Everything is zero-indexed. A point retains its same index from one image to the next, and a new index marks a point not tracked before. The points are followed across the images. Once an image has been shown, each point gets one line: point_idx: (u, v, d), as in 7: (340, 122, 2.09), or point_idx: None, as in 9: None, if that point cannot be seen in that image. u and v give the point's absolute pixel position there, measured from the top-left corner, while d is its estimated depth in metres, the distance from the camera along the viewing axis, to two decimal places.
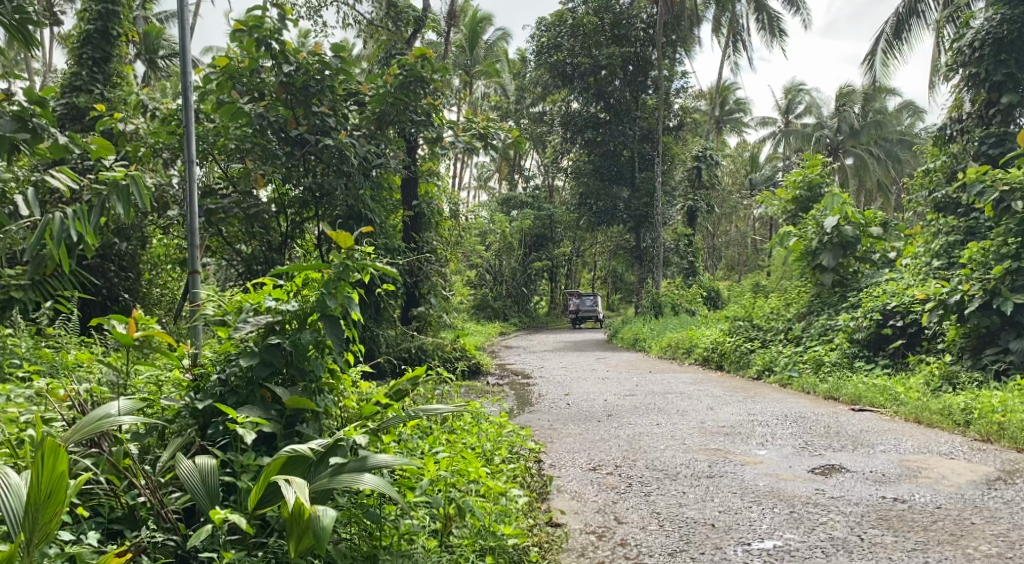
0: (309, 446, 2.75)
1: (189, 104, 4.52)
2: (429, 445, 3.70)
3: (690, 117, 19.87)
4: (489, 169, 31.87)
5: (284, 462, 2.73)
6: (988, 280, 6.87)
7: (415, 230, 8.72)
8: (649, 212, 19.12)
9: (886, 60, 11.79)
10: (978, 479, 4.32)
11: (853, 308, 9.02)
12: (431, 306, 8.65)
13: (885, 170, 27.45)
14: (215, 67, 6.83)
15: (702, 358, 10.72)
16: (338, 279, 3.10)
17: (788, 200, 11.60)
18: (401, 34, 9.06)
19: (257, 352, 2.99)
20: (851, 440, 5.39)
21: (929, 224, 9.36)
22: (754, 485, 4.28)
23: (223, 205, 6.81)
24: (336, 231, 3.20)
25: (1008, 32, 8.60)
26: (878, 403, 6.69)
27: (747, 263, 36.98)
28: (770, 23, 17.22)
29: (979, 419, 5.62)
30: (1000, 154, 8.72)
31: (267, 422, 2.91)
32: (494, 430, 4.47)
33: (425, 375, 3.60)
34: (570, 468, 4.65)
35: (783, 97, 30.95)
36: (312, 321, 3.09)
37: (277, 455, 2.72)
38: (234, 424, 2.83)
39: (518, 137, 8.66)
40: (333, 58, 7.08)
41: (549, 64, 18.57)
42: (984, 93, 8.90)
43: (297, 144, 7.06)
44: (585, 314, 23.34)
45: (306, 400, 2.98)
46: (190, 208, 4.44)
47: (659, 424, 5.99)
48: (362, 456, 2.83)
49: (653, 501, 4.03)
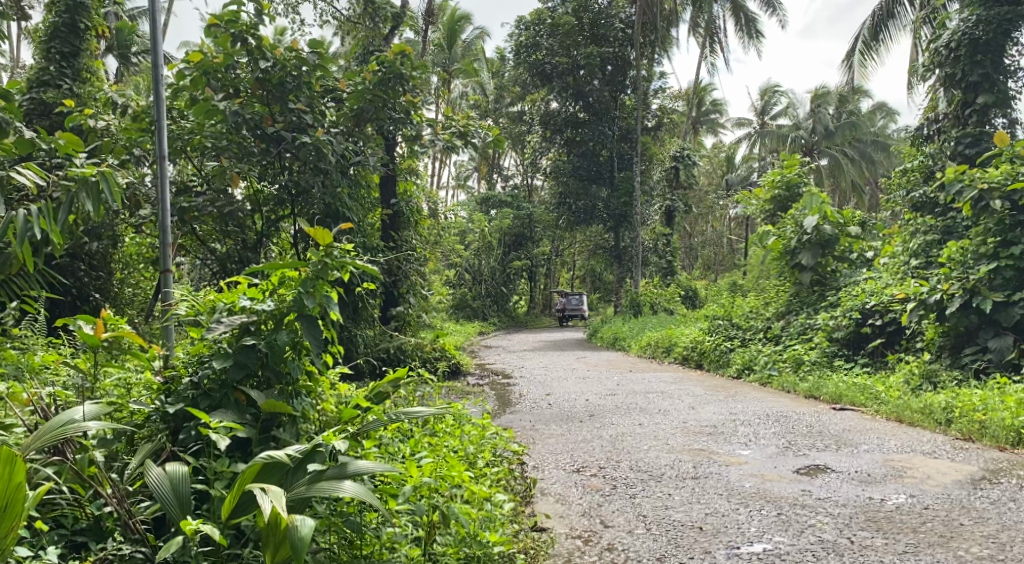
0: (285, 452, 2.64)
1: (161, 99, 4.37)
2: (411, 449, 3.60)
3: (668, 117, 19.88)
4: (467, 168, 31.78)
5: (260, 469, 2.62)
6: (967, 280, 6.88)
7: (394, 229, 8.60)
8: (628, 212, 19.12)
9: (864, 61, 11.84)
10: (963, 479, 4.30)
11: (832, 307, 9.04)
12: (409, 306, 8.54)
13: (858, 170, 27.74)
14: (189, 62, 6.66)
15: (682, 357, 10.69)
16: (316, 277, 2.99)
17: (766, 200, 11.61)
18: (378, 31, 8.94)
19: (231, 353, 2.87)
20: (834, 439, 5.36)
21: (907, 223, 9.39)
22: (740, 486, 4.22)
23: (197, 205, 6.65)
24: (314, 227, 3.09)
25: (984, 32, 8.62)
26: (859, 402, 6.68)
27: (724, 262, 37.19)
28: (747, 24, 17.27)
29: (961, 417, 5.62)
30: (976, 154, 8.77)
31: (241, 427, 2.80)
32: (477, 432, 4.38)
33: (407, 376, 3.50)
34: (553, 470, 4.57)
35: (759, 98, 31.14)
36: (289, 321, 2.97)
37: (252, 462, 2.60)
38: (206, 429, 2.70)
39: (498, 135, 8.56)
40: (311, 54, 6.95)
41: (527, 63, 18.47)
42: (960, 93, 8.94)
43: (274, 141, 6.92)
44: (569, 313, 23.51)
45: (283, 403, 2.86)
46: (162, 206, 4.30)
47: (641, 424, 5.93)
48: (342, 462, 2.73)
49: (639, 503, 3.96)
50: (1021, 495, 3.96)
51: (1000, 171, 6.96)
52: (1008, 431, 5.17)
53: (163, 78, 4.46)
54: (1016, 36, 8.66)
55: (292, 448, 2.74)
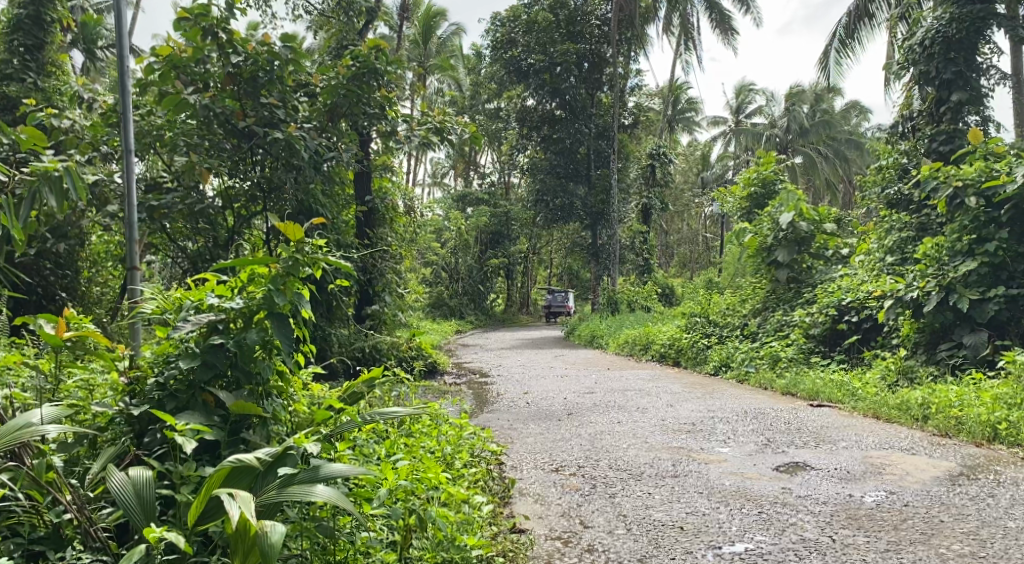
0: (255, 455, 2.54)
1: (126, 91, 4.25)
2: (386, 451, 3.51)
3: (644, 115, 19.91)
4: (444, 166, 31.66)
5: (228, 473, 2.52)
6: (943, 276, 6.93)
7: (369, 226, 8.48)
8: (605, 211, 19.12)
9: (840, 60, 11.90)
10: (942, 475, 4.29)
11: (809, 304, 9.07)
12: (385, 304, 8.43)
13: (832, 168, 27.96)
14: (157, 56, 6.51)
15: (659, 354, 10.66)
16: (287, 274, 2.88)
17: (742, 197, 11.57)
18: (353, 25, 8.79)
19: (198, 353, 2.77)
20: (813, 436, 5.35)
21: (882, 220, 9.44)
22: (720, 485, 4.18)
23: (166, 202, 6.51)
24: (285, 223, 3.00)
25: (956, 30, 8.69)
26: (836, 398, 6.69)
27: (700, 260, 37.37)
28: (721, 22, 17.30)
29: (938, 413, 5.63)
30: (950, 151, 8.83)
31: (209, 429, 2.69)
32: (454, 433, 4.31)
33: (382, 375, 3.42)
34: (532, 470, 4.50)
35: (734, 96, 31.33)
36: (258, 319, 2.87)
37: (219, 466, 2.50)
38: (171, 432, 2.60)
39: (474, 132, 8.47)
40: (283, 48, 6.80)
41: (504, 60, 18.36)
42: (934, 91, 8.99)
43: (245, 136, 6.81)
44: (556, 310, 23.63)
45: (252, 405, 2.77)
46: (130, 202, 4.18)
47: (620, 422, 5.87)
48: (314, 465, 2.64)
49: (619, 503, 3.90)
50: (999, 491, 3.96)
51: (974, 168, 7.03)
52: (985, 426, 5.19)
53: (128, 69, 4.33)
54: (989, 34, 8.73)
55: (261, 451, 2.64)
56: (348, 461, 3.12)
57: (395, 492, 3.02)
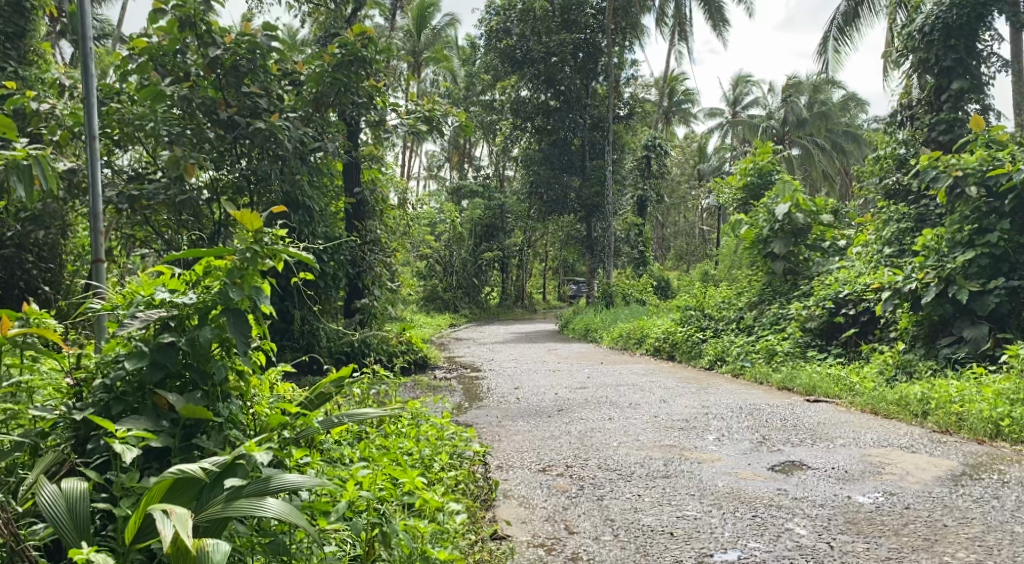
0: (199, 466, 2.40)
1: (89, 70, 4.02)
2: (357, 454, 3.34)
3: (640, 107, 19.70)
4: (439, 158, 31.48)
5: (171, 485, 2.36)
6: (943, 267, 6.76)
7: (358, 218, 8.22)
8: (601, 203, 18.91)
9: (838, 49, 11.70)
10: (943, 475, 4.12)
11: (805, 296, 8.90)
12: (375, 298, 8.19)
13: (830, 160, 27.72)
14: (133, 49, 6.33)
15: (653, 348, 10.47)
16: (244, 267, 2.72)
17: (738, 188, 11.40)
18: (341, 13, 8.52)
19: (147, 352, 2.59)
20: (809, 433, 5.18)
21: (880, 211, 9.28)
22: (713, 486, 4.01)
23: (148, 192, 6.27)
24: (241, 212, 2.82)
25: (957, 16, 8.47)
26: (833, 393, 6.51)
27: (696, 252, 37.17)
28: (715, 12, 17.08)
29: (938, 409, 5.46)
30: (950, 141, 8.64)
31: (155, 436, 2.52)
32: (435, 433, 4.13)
33: (352, 375, 3.26)
34: (518, 470, 4.32)
35: (730, 89, 31.12)
36: (214, 316, 2.70)
37: (160, 477, 2.36)
38: (112, 439, 2.42)
39: (465, 122, 8.27)
40: (264, 37, 6.58)
41: (498, 50, 18.13)
42: (933, 79, 8.80)
43: (230, 127, 6.63)
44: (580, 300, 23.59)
45: (203, 409, 2.59)
46: (98, 188, 3.94)
47: (611, 419, 5.70)
48: (265, 476, 2.49)
49: (606, 505, 3.73)
50: (1003, 492, 3.79)
51: (976, 157, 6.83)
52: (986, 423, 5.02)
53: (90, 53, 4.12)
54: (989, 21, 8.52)
55: (208, 461, 2.49)
56: (311, 468, 2.94)
57: (357, 504, 2.83)
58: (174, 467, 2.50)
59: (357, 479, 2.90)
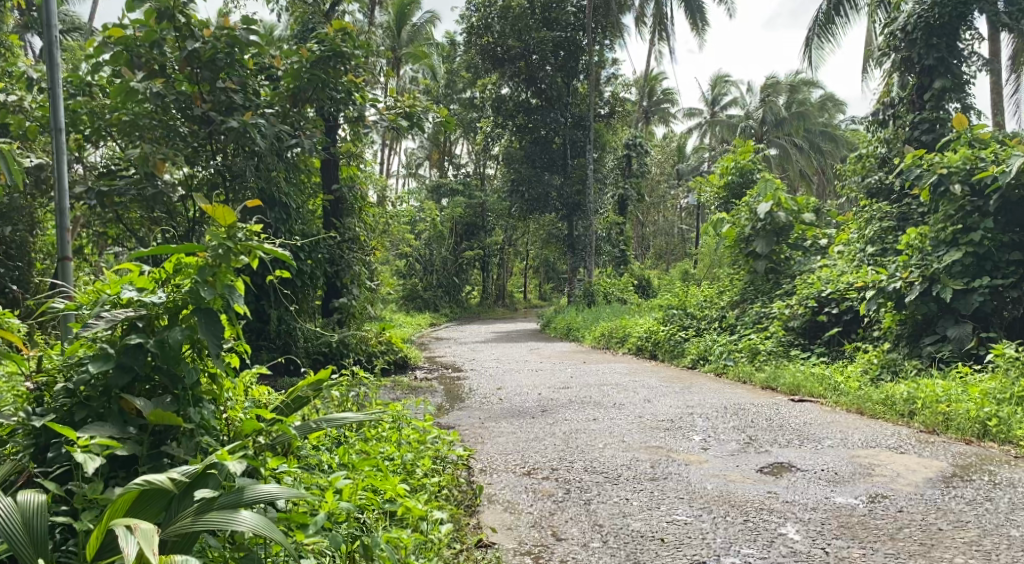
0: (168, 475, 2.27)
1: (55, 62, 3.89)
2: (335, 461, 3.22)
3: (620, 106, 19.62)
4: (419, 156, 31.30)
5: (137, 497, 2.23)
6: (927, 266, 6.73)
7: (336, 216, 8.06)
8: (582, 201, 18.82)
9: (819, 48, 11.69)
10: (934, 477, 4.05)
11: (787, 295, 8.86)
12: (354, 297, 8.03)
13: (808, 160, 27.83)
14: (108, 38, 6.10)
15: (635, 347, 10.40)
16: (216, 265, 2.59)
17: (719, 187, 11.37)
18: (318, 7, 8.34)
19: (112, 355, 2.45)
20: (796, 434, 5.11)
21: (861, 209, 9.27)
22: (702, 489, 3.93)
23: (119, 188, 6.09)
24: (213, 207, 2.69)
25: (938, 15, 8.44)
26: (817, 392, 6.47)
27: (675, 251, 37.25)
28: (695, 12, 17.05)
29: (924, 409, 5.42)
30: (932, 140, 8.62)
31: (120, 444, 2.38)
32: (417, 437, 4.01)
33: (330, 378, 3.14)
34: (503, 473, 4.20)
35: (709, 88, 31.18)
36: (184, 317, 2.57)
37: (125, 488, 2.23)
38: (73, 449, 2.28)
39: (445, 118, 8.14)
40: (244, 32, 6.44)
41: (478, 48, 17.97)
42: (915, 78, 8.79)
43: (204, 123, 6.45)
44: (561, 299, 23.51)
45: (172, 415, 2.45)
46: (63, 183, 3.79)
47: (595, 420, 5.60)
48: (238, 486, 2.37)
49: (594, 510, 3.62)
50: (996, 494, 3.73)
51: (959, 156, 6.80)
52: (973, 422, 4.98)
53: (56, 42, 3.98)
54: (970, 20, 8.49)
55: (177, 471, 2.36)
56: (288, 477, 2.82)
57: (335, 516, 2.71)
58: (140, 477, 2.36)
59: (335, 488, 2.77)
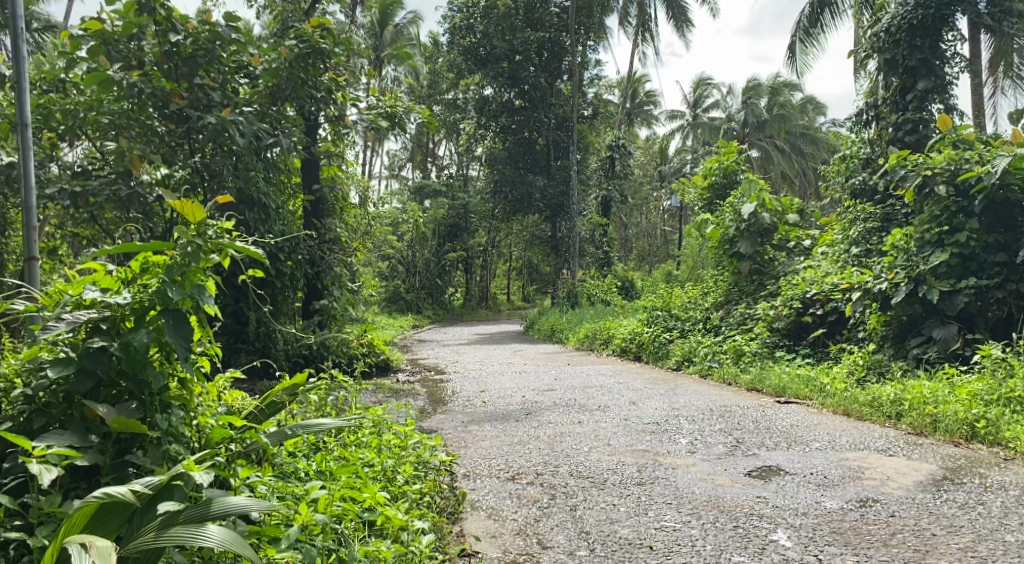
0: (129, 488, 2.16)
1: (19, 57, 3.76)
2: (312, 469, 3.10)
3: (603, 107, 19.61)
4: (402, 157, 31.17)
5: (96, 510, 2.13)
6: (913, 267, 6.70)
7: (317, 216, 7.92)
8: (565, 203, 18.77)
9: (802, 50, 11.68)
10: (924, 480, 3.99)
11: (772, 296, 8.83)
12: (335, 299, 7.89)
13: (790, 163, 27.93)
14: (85, 30, 5.95)
15: (619, 349, 10.33)
16: (185, 263, 2.49)
17: (703, 188, 11.33)
18: (299, 5, 8.21)
19: (73, 359, 2.33)
20: (783, 436, 5.05)
21: (845, 211, 9.25)
22: (690, 494, 3.84)
23: (93, 188, 5.94)
24: (182, 204, 2.59)
25: (922, 16, 8.42)
26: (803, 394, 6.42)
27: (658, 253, 37.33)
28: (678, 13, 17.02)
29: (911, 410, 5.37)
30: (916, 141, 8.59)
31: (80, 454, 2.28)
32: (397, 443, 3.90)
33: (306, 382, 3.04)
34: (486, 479, 4.09)
35: (692, 91, 31.26)
36: (151, 318, 2.45)
37: (84, 501, 2.11)
38: (27, 459, 2.18)
39: (428, 119, 8.04)
40: (224, 28, 6.36)
41: (460, 48, 17.87)
42: (898, 79, 8.77)
43: (182, 120, 6.30)
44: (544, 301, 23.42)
45: (137, 422, 2.33)
46: (27, 179, 3.65)
47: (581, 423, 5.51)
48: (205, 499, 2.27)
49: (580, 517, 3.53)
50: (988, 497, 3.68)
51: (943, 157, 6.77)
52: (961, 424, 4.93)
53: (21, 34, 3.84)
54: (953, 21, 8.49)
55: (140, 482, 2.25)
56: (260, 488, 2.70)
57: (310, 529, 2.59)
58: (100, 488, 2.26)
59: (309, 500, 2.66)
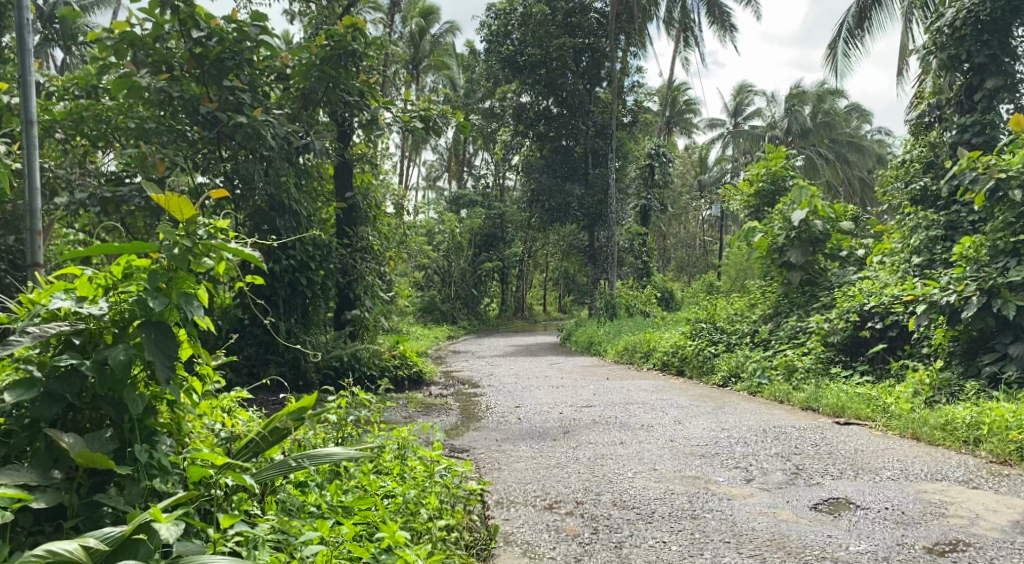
0: (80, 546, 1.99)
1: (24, 46, 3.50)
2: (322, 509, 2.79)
3: (642, 114, 19.14)
4: (438, 166, 30.95)
5: None
6: (985, 279, 6.12)
7: (349, 224, 7.57)
8: (603, 211, 18.31)
9: (847, 52, 11.14)
10: (1020, 520, 3.51)
11: (826, 308, 8.30)
12: (367, 309, 7.57)
13: (835, 171, 27.09)
14: (111, 33, 5.77)
15: (661, 362, 9.86)
16: (172, 271, 2.34)
17: (750, 195, 10.83)
18: (333, 8, 7.94)
19: (36, 383, 2.19)
20: (849, 463, 4.58)
21: (904, 218, 8.70)
22: (751, 530, 3.42)
23: (121, 194, 5.71)
24: (169, 199, 2.43)
25: (990, 9, 7.84)
26: (865, 415, 5.94)
27: (697, 264, 36.61)
28: (720, 16, 16.51)
29: (991, 436, 4.87)
30: (985, 144, 8.00)
31: (34, 495, 2.12)
32: (423, 467, 3.55)
33: (313, 405, 2.77)
34: (521, 508, 3.71)
35: (732, 98, 30.63)
36: (131, 336, 2.31)
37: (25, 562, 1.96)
38: None
39: (463, 122, 7.70)
40: (253, 27, 6.01)
41: (499, 56, 17.55)
42: (964, 77, 8.22)
43: (212, 123, 6.04)
44: None
45: (102, 458, 2.17)
46: (30, 175, 3.38)
47: (623, 444, 5.10)
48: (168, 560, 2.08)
49: (626, 557, 3.13)
50: None
51: (1017, 158, 6.17)
52: None
53: (27, 24, 3.58)
54: None
55: (99, 536, 2.08)
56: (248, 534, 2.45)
57: None
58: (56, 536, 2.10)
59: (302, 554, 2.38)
